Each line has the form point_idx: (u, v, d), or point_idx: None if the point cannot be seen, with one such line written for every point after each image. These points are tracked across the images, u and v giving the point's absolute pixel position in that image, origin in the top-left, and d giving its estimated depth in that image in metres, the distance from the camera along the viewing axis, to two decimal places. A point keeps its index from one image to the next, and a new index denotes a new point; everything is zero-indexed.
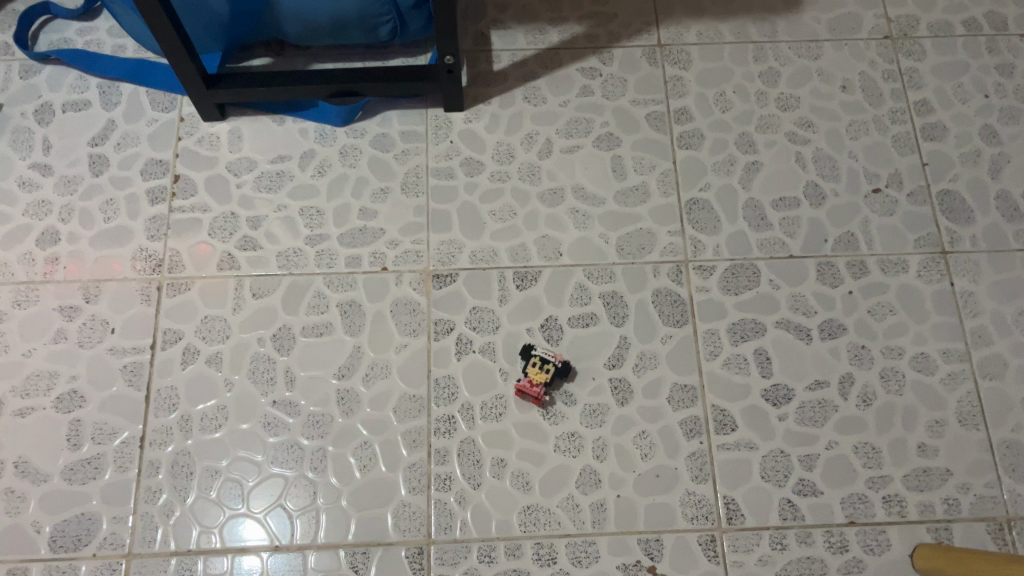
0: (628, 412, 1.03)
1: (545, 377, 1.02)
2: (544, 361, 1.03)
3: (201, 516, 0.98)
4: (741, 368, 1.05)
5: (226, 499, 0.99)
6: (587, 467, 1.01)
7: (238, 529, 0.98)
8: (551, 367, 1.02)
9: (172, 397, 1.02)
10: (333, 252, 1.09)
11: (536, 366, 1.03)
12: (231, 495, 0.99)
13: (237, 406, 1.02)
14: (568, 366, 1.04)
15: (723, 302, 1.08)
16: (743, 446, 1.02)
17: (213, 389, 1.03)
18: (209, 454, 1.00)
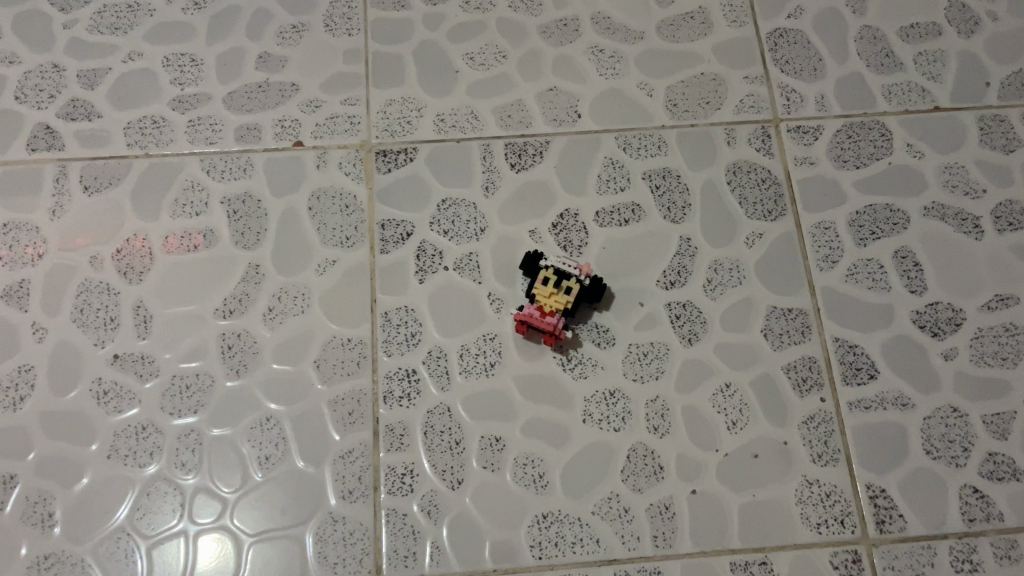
0: (700, 355, 0.63)
1: (565, 305, 0.61)
2: (563, 276, 0.62)
3: None
4: (876, 280, 0.66)
5: (29, 522, 0.58)
6: (639, 447, 0.61)
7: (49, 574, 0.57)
8: (573, 287, 0.61)
9: None
10: (216, 119, 0.68)
11: (548, 288, 0.62)
12: (39, 516, 0.58)
13: (52, 367, 0.61)
14: (601, 281, 0.63)
15: (838, 180, 0.69)
16: (892, 403, 0.62)
17: (12, 338, 0.62)
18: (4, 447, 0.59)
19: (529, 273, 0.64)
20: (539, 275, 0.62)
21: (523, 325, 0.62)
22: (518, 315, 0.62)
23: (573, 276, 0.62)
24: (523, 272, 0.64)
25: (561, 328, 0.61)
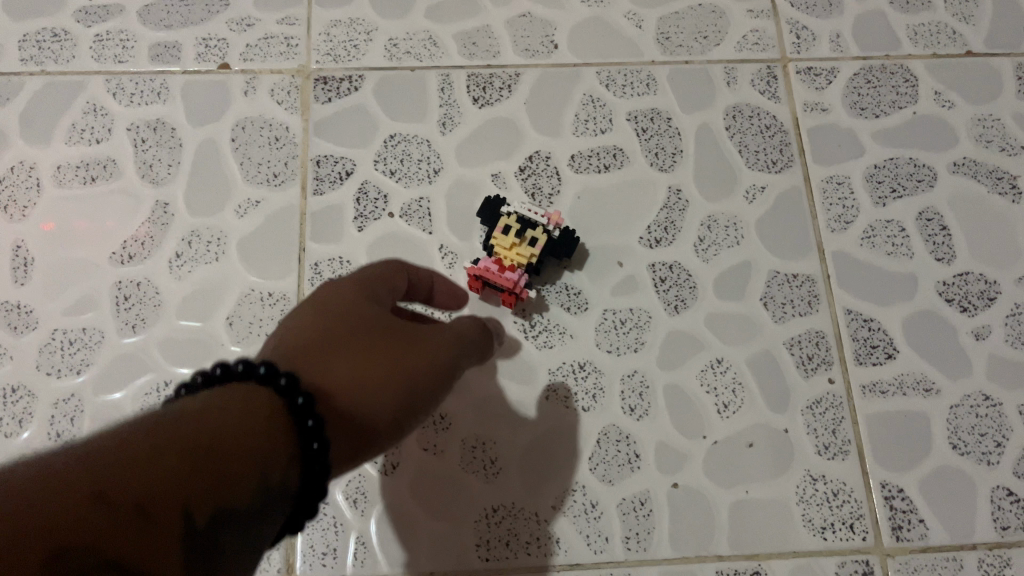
0: (688, 325, 0.53)
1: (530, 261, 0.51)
2: (530, 224, 0.52)
3: None
4: (896, 245, 0.56)
5: None
6: (610, 431, 0.51)
7: None
8: (541, 240, 0.51)
9: None
10: (129, 35, 0.58)
11: (511, 240, 0.51)
12: None
13: None
14: (572, 234, 0.53)
15: (855, 129, 0.59)
16: (913, 388, 0.53)
17: None
18: None
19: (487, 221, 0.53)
20: (498, 223, 0.52)
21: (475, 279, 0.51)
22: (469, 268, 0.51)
23: (541, 226, 0.51)
24: (481, 221, 0.54)
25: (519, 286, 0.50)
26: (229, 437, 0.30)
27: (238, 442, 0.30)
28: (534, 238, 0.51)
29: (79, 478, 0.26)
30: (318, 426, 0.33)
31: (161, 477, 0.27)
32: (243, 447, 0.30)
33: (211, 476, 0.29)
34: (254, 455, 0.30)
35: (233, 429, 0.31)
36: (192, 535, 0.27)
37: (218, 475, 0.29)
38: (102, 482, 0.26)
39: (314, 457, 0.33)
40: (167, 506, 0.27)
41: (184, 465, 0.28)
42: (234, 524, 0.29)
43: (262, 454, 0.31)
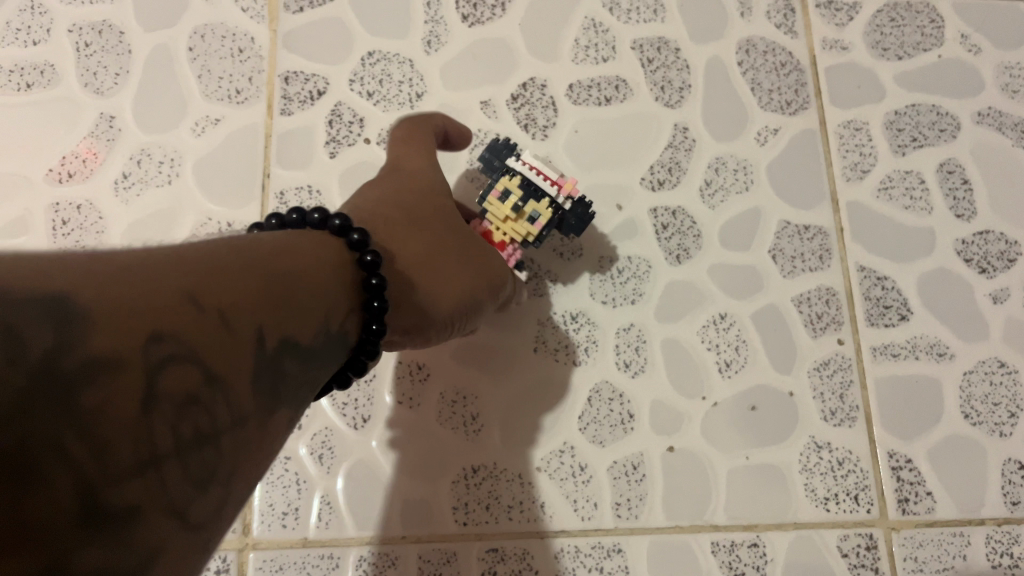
0: (689, 276, 0.49)
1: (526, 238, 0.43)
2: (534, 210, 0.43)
3: None
4: (914, 200, 0.52)
5: None
6: (603, 389, 0.47)
7: None
8: (542, 220, 0.43)
9: None
10: None
11: (504, 213, 0.43)
12: None
13: None
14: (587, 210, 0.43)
15: (876, 71, 0.54)
16: (927, 352, 0.49)
17: None
18: None
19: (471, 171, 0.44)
20: (497, 183, 0.43)
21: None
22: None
23: (547, 201, 0.43)
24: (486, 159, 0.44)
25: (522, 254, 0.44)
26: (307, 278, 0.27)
27: (298, 283, 0.27)
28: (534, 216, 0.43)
29: (165, 270, 0.21)
30: (382, 310, 0.31)
31: (245, 294, 0.23)
32: (306, 287, 0.27)
33: (284, 306, 0.25)
34: (317, 299, 0.27)
35: (298, 268, 0.27)
36: (267, 364, 0.24)
37: (292, 306, 0.25)
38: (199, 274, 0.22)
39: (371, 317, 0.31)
40: (247, 321, 0.23)
41: (264, 294, 0.24)
42: (296, 356, 0.25)
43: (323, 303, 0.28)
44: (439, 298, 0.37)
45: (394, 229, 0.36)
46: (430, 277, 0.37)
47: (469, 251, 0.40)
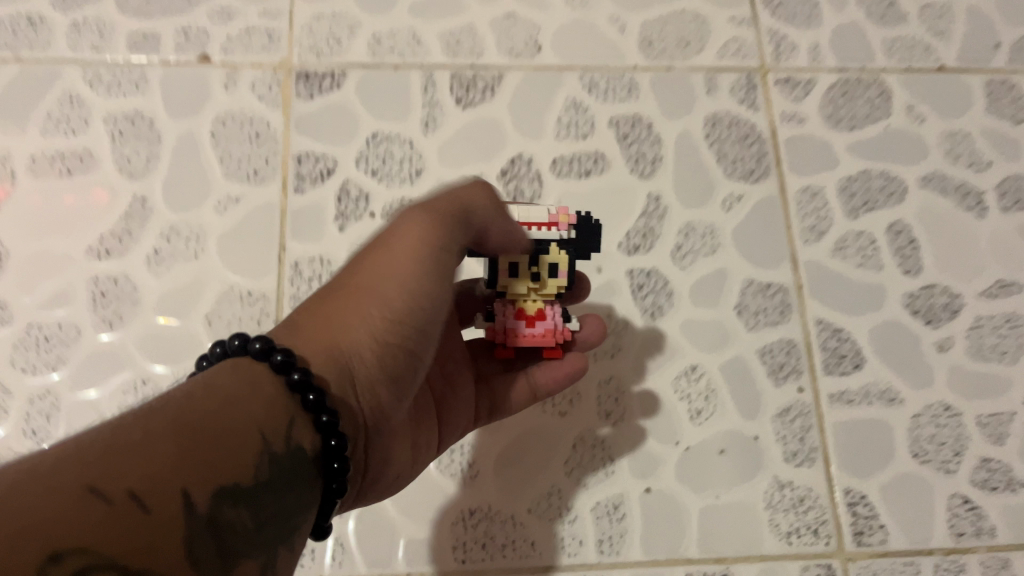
0: (664, 333, 0.54)
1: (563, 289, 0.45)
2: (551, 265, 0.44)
3: None
4: (867, 259, 0.57)
5: None
6: (587, 436, 0.52)
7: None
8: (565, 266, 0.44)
9: None
10: (105, 24, 0.57)
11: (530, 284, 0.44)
12: None
13: None
14: (588, 222, 0.44)
15: (830, 140, 0.60)
16: (879, 398, 0.54)
17: None
18: None
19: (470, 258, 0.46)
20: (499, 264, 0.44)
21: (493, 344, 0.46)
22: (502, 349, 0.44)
23: (553, 245, 0.44)
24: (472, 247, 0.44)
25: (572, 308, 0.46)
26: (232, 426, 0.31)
27: (231, 426, 0.31)
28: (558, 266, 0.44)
29: (61, 479, 0.26)
30: (333, 423, 0.35)
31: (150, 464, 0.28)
32: (240, 431, 0.31)
33: (213, 467, 0.29)
34: (257, 437, 0.32)
35: (230, 411, 0.32)
36: (202, 524, 0.28)
37: (209, 462, 0.29)
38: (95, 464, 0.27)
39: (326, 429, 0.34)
40: (163, 496, 0.27)
41: (172, 456, 0.28)
42: (229, 503, 0.29)
43: (263, 442, 0.32)
44: (374, 345, 0.38)
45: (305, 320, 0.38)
46: (352, 320, 0.38)
47: (374, 269, 0.39)
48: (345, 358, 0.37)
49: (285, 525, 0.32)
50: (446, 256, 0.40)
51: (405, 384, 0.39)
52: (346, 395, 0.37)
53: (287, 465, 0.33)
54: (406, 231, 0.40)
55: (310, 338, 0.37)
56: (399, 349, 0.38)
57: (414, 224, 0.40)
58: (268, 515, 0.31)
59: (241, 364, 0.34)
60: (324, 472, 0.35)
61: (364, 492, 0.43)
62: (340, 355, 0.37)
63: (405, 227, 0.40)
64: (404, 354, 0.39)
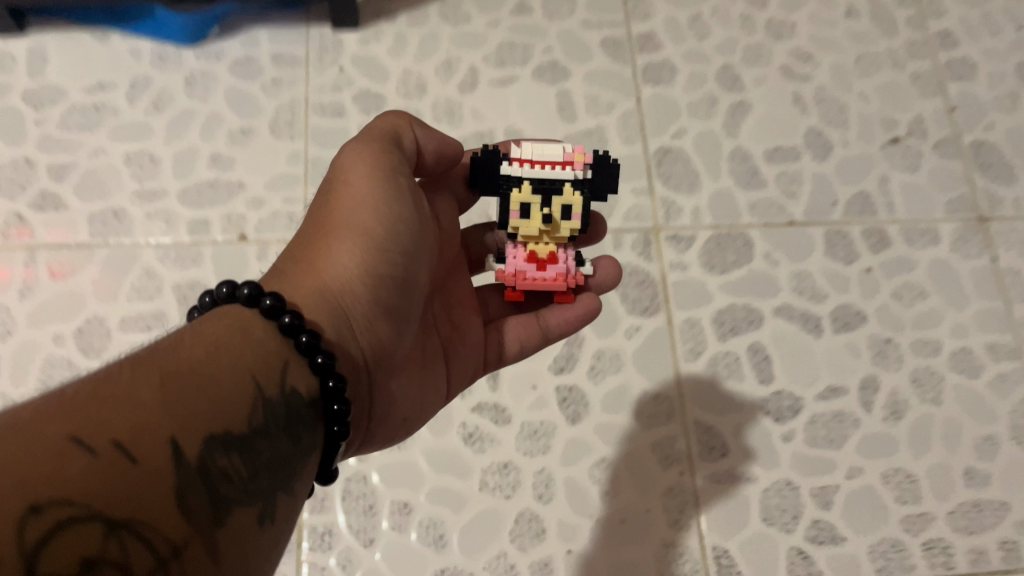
0: (582, 434, 0.75)
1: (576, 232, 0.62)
2: (559, 207, 0.61)
3: None
4: (732, 372, 0.78)
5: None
6: (525, 512, 0.72)
7: None
8: (578, 208, 0.61)
9: None
10: (170, 214, 0.78)
11: (549, 202, 0.61)
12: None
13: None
14: (595, 169, 0.61)
15: (706, 282, 0.81)
16: (739, 477, 0.75)
17: None
18: None
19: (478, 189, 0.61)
20: (514, 206, 0.60)
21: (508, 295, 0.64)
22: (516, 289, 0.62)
23: (563, 189, 0.60)
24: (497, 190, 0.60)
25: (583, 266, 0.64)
26: (222, 384, 0.41)
27: (221, 382, 0.41)
28: (572, 202, 0.61)
29: (76, 428, 0.35)
30: (327, 363, 0.46)
31: (151, 411, 0.37)
32: (233, 377, 0.41)
33: (196, 421, 0.38)
34: (247, 383, 0.42)
35: (220, 369, 0.41)
36: (190, 471, 0.37)
37: (200, 410, 0.39)
38: (108, 414, 0.36)
39: (322, 368, 0.46)
40: (155, 442, 0.36)
41: (168, 407, 0.38)
42: (222, 443, 0.39)
43: (257, 390, 0.42)
44: (356, 284, 0.52)
45: (288, 279, 0.51)
46: (329, 267, 0.51)
47: (342, 215, 0.53)
48: (337, 301, 0.51)
49: (286, 465, 0.42)
50: (394, 178, 0.54)
51: (386, 322, 0.54)
52: (342, 336, 0.51)
53: (279, 407, 0.43)
54: (354, 182, 0.54)
55: (309, 297, 0.50)
56: (378, 277, 0.53)
57: (357, 172, 0.54)
58: (258, 461, 0.41)
59: (240, 314, 0.45)
60: (325, 412, 0.46)
61: (374, 421, 0.57)
62: (333, 299, 0.51)
63: (354, 161, 0.54)
64: (380, 287, 0.53)
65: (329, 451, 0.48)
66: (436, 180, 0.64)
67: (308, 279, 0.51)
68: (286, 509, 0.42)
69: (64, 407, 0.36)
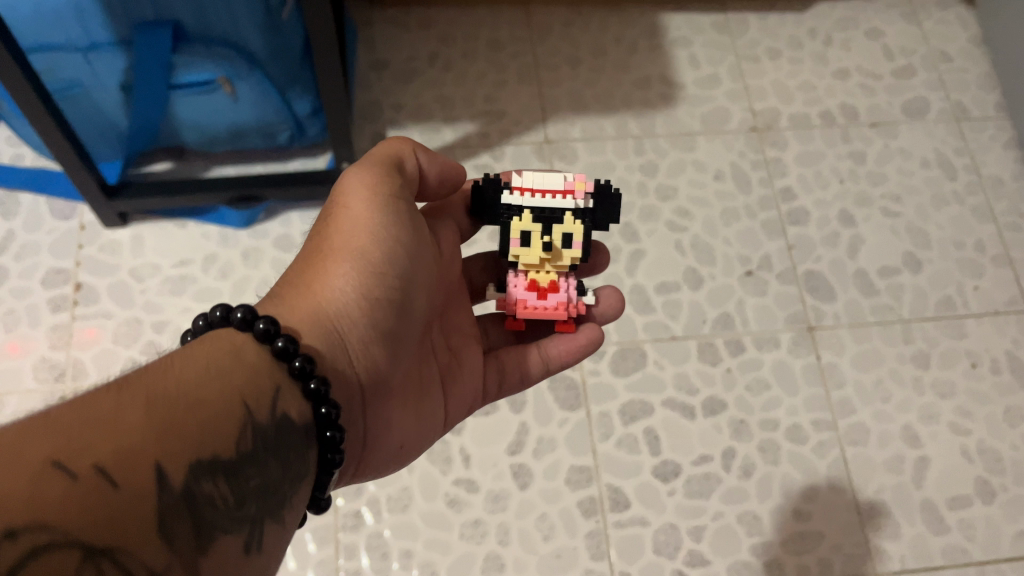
0: (529, 496, 1.09)
1: (575, 259, 0.82)
2: (561, 235, 0.81)
3: None
4: (632, 448, 1.12)
5: None
6: (491, 552, 1.06)
7: None
8: (577, 235, 0.80)
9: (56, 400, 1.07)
10: None
11: (551, 231, 0.81)
12: None
13: None
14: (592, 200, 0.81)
15: (614, 384, 1.16)
16: (638, 522, 1.09)
17: None
18: None
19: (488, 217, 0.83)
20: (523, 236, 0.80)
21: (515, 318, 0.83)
22: (521, 315, 0.81)
23: (565, 220, 0.80)
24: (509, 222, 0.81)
25: (581, 297, 0.83)
26: (211, 414, 0.50)
27: (215, 412, 0.51)
28: (572, 229, 0.81)
29: (76, 457, 0.43)
30: (317, 388, 0.58)
31: (149, 439, 0.46)
32: (223, 409, 0.51)
33: (182, 451, 0.47)
34: (239, 408, 0.52)
35: (216, 400, 0.51)
36: (174, 494, 0.46)
37: (191, 438, 0.48)
38: (114, 437, 0.45)
39: (315, 395, 0.58)
40: (145, 471, 0.45)
41: (165, 433, 0.47)
42: (212, 466, 0.49)
43: (246, 418, 0.52)
44: (350, 301, 0.67)
45: (293, 304, 0.65)
46: (331, 289, 0.67)
47: (343, 240, 0.69)
48: (331, 320, 0.66)
49: (276, 493, 0.53)
50: (390, 202, 0.72)
51: (377, 344, 0.69)
52: (335, 349, 0.65)
53: (269, 430, 0.54)
54: (353, 214, 0.70)
55: (308, 317, 0.64)
56: (366, 297, 0.68)
57: (357, 202, 0.71)
58: (243, 489, 0.51)
59: (242, 341, 0.57)
60: (320, 439, 0.58)
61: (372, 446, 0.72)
62: (327, 319, 0.65)
63: (357, 188, 0.71)
64: (371, 304, 0.68)
65: (323, 478, 0.60)
66: (439, 210, 0.86)
67: (314, 301, 0.66)
68: (273, 534, 0.53)
69: (76, 427, 0.44)
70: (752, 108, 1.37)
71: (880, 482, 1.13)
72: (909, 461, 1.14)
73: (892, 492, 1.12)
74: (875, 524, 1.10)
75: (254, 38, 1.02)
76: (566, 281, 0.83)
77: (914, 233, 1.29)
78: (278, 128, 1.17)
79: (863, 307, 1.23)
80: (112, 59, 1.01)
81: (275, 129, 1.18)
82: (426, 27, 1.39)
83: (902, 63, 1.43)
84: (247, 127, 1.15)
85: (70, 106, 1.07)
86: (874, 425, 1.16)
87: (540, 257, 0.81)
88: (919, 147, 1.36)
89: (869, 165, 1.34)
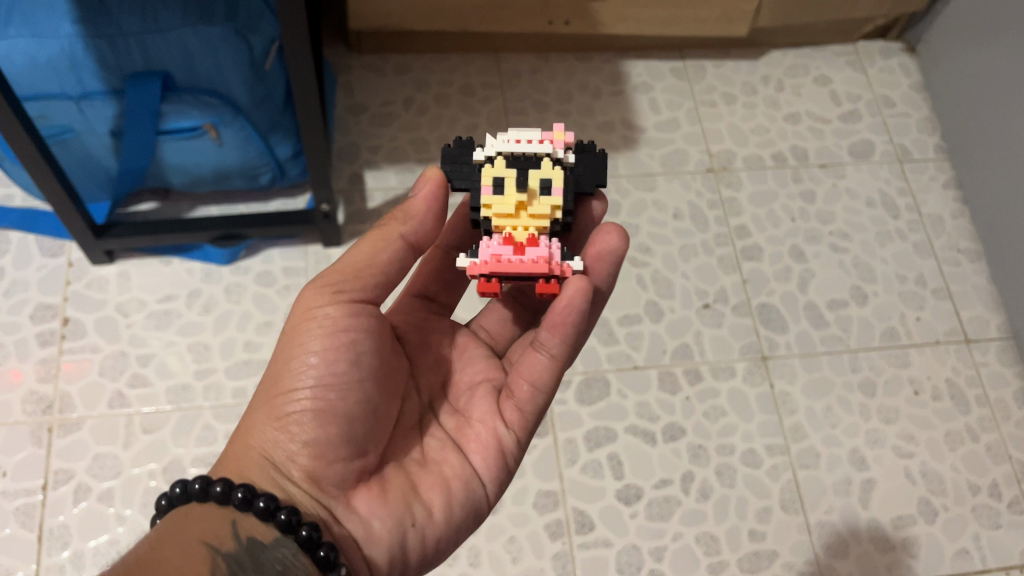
0: (498, 520, 1.15)
1: (555, 207, 0.77)
2: (541, 177, 0.77)
3: (63, 507, 1.07)
4: (597, 473, 1.19)
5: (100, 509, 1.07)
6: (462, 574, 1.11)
7: (100, 541, 1.06)
8: (556, 179, 0.77)
9: (42, 433, 1.11)
10: (219, 384, 1.17)
11: (527, 178, 0.77)
12: (106, 518, 1.07)
13: (97, 434, 1.12)
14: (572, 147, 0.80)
15: (579, 412, 1.22)
16: (601, 543, 1.15)
17: (86, 451, 1.11)
18: (69, 455, 1.10)
19: (460, 181, 0.79)
20: (497, 182, 0.77)
21: (490, 279, 0.77)
22: (494, 269, 0.75)
23: (543, 165, 0.78)
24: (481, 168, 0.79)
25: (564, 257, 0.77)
26: (177, 561, 0.60)
27: (179, 559, 0.60)
28: (549, 175, 0.78)
29: None
30: (266, 503, 0.66)
31: None
32: (186, 555, 0.61)
33: None
34: (201, 551, 0.62)
35: (178, 551, 0.61)
36: None
37: None
38: None
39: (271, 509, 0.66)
40: None
41: None
42: None
43: (211, 555, 0.62)
44: (280, 435, 0.71)
45: (241, 447, 0.72)
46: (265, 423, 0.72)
47: (273, 371, 0.74)
48: (267, 456, 0.70)
49: None
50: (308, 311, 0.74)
51: (315, 453, 0.71)
52: (278, 482, 0.69)
53: (238, 554, 0.63)
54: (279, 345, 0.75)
55: (245, 458, 0.70)
56: (293, 425, 0.71)
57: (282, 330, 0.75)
58: None
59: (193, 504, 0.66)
60: (301, 542, 0.66)
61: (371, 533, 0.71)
62: (261, 461, 0.70)
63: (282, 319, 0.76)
64: (302, 427, 0.71)
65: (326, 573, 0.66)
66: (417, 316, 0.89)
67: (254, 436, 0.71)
68: None
69: None
70: (709, 150, 1.45)
71: (830, 504, 1.20)
72: (856, 483, 1.21)
73: (841, 513, 1.19)
74: (826, 543, 1.17)
75: (240, 89, 1.09)
76: (546, 241, 0.78)
77: (860, 268, 1.38)
78: (261, 169, 1.23)
79: (813, 337, 1.31)
80: (103, 107, 1.07)
81: (258, 171, 1.24)
82: (401, 73, 1.47)
83: (849, 108, 1.53)
84: (231, 170, 1.22)
85: (61, 149, 1.12)
86: (824, 449, 1.23)
87: (516, 206, 0.77)
88: (865, 187, 1.45)
89: (819, 204, 1.43)
